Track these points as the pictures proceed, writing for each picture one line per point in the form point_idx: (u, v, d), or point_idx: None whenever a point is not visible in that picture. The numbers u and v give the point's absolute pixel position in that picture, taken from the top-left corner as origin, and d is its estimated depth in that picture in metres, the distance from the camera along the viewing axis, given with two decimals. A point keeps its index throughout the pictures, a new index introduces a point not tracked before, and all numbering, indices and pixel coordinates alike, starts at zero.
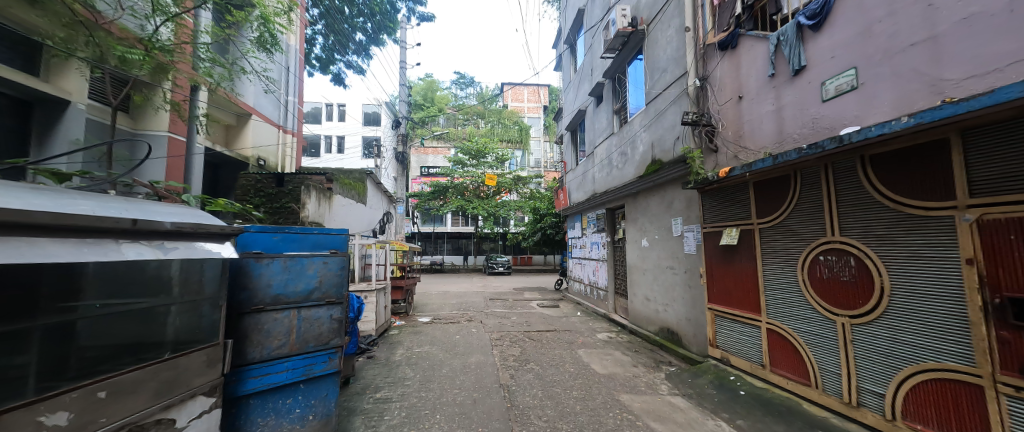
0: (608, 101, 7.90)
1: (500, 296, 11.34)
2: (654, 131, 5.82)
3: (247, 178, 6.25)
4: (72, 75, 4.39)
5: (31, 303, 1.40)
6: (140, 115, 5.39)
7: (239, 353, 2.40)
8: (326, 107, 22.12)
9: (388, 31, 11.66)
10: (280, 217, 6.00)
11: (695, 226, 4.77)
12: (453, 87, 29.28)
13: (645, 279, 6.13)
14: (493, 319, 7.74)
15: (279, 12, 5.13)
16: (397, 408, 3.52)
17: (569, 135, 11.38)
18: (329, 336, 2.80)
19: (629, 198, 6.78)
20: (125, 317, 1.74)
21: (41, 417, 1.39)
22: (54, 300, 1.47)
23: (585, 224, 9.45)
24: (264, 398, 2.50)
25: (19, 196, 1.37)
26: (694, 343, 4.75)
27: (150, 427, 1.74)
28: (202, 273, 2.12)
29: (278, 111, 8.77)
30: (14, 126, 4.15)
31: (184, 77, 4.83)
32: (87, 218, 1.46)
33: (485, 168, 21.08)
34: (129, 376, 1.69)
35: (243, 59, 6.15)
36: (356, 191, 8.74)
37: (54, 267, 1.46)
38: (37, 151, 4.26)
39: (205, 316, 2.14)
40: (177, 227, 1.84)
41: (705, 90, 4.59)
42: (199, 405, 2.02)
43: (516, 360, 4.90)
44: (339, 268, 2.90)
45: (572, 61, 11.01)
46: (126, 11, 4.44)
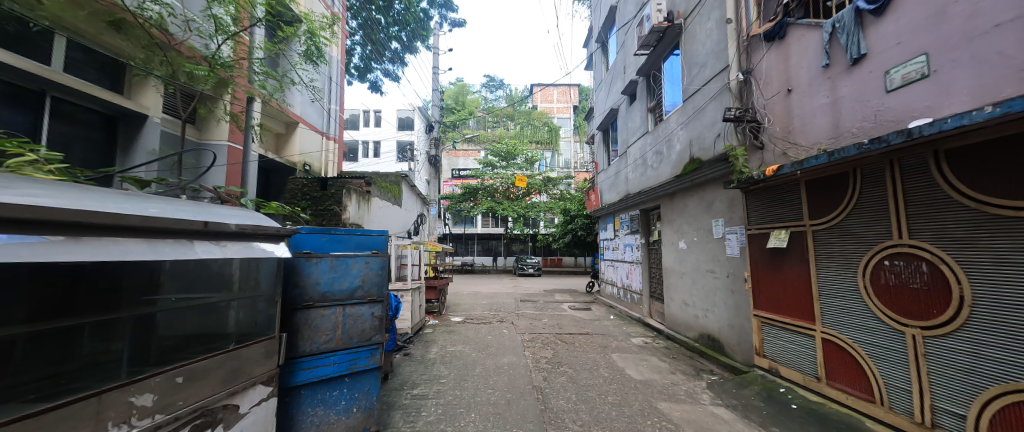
0: (642, 99, 7.68)
1: (531, 297, 11.31)
2: (692, 127, 5.59)
3: (295, 182, 6.66)
4: (149, 91, 4.91)
5: (115, 297, 1.60)
6: (204, 126, 5.93)
7: (291, 346, 2.57)
8: (363, 114, 23.19)
9: (421, 38, 12.01)
10: (324, 219, 6.36)
11: (739, 228, 4.53)
12: (483, 90, 29.74)
13: (683, 283, 5.89)
14: (524, 320, 7.74)
15: (324, 26, 5.46)
16: (433, 405, 3.62)
17: (601, 134, 11.18)
18: (371, 332, 2.94)
19: (665, 198, 6.55)
20: (191, 310, 1.93)
21: (132, 398, 1.55)
22: (134, 294, 1.66)
23: (618, 225, 9.25)
24: (313, 389, 2.66)
25: (113, 202, 1.56)
26: (738, 351, 4.49)
27: (218, 412, 1.91)
28: (258, 271, 2.30)
29: (322, 119, 9.31)
30: (103, 138, 4.68)
31: (242, 90, 5.25)
32: (167, 221, 1.62)
33: (515, 169, 21.15)
34: (202, 364, 1.86)
35: (292, 71, 6.59)
36: (392, 194, 9.08)
37: (134, 266, 1.65)
38: (121, 161, 4.78)
39: (261, 311, 2.31)
40: (240, 229, 2.00)
41: (749, 84, 4.35)
42: (258, 393, 2.19)
43: (548, 363, 4.87)
44: (379, 268, 3.04)
45: (604, 60, 10.81)
46: (194, 32, 4.90)
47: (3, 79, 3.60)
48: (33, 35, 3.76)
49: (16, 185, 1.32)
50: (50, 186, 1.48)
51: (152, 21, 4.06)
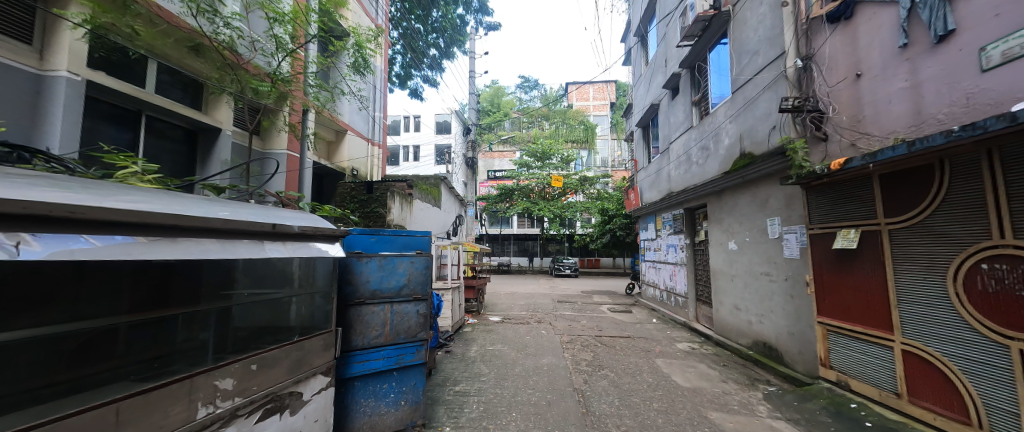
0: (685, 93, 7.32)
1: (568, 299, 11.18)
2: (743, 120, 5.24)
3: (344, 186, 7.08)
4: (223, 106, 5.46)
5: (199, 291, 1.81)
6: (267, 136, 6.50)
7: (346, 340, 2.74)
8: (404, 119, 24.17)
9: (458, 44, 12.31)
10: (370, 220, 6.72)
11: (798, 227, 4.18)
12: (518, 91, 29.86)
13: (733, 285, 5.54)
14: (562, 321, 7.67)
15: (370, 38, 5.76)
16: (474, 402, 3.69)
17: (640, 131, 10.81)
18: (416, 329, 3.07)
19: (713, 196, 6.20)
20: (260, 305, 2.14)
21: (217, 382, 1.72)
22: (214, 290, 1.88)
23: (659, 225, 8.90)
24: (365, 381, 2.82)
25: (199, 207, 1.76)
26: (800, 361, 4.14)
27: (285, 397, 2.09)
28: (316, 269, 2.48)
29: (367, 126, 9.85)
30: (186, 151, 5.26)
31: (299, 102, 5.65)
32: (243, 224, 1.80)
33: (551, 169, 21.02)
34: (272, 353, 2.04)
35: (342, 83, 7.00)
36: (432, 196, 9.40)
37: (213, 265, 1.86)
38: (200, 170, 5.35)
39: (318, 306, 2.48)
40: (302, 230, 2.17)
41: (809, 71, 4.01)
42: (318, 383, 2.36)
43: (589, 366, 4.79)
44: (423, 267, 3.18)
45: (644, 55, 10.43)
46: (259, 52, 5.35)
47: (109, 101, 4.18)
48: (129, 62, 4.33)
49: (124, 193, 1.52)
50: (150, 194, 1.70)
51: (224, 43, 4.46)
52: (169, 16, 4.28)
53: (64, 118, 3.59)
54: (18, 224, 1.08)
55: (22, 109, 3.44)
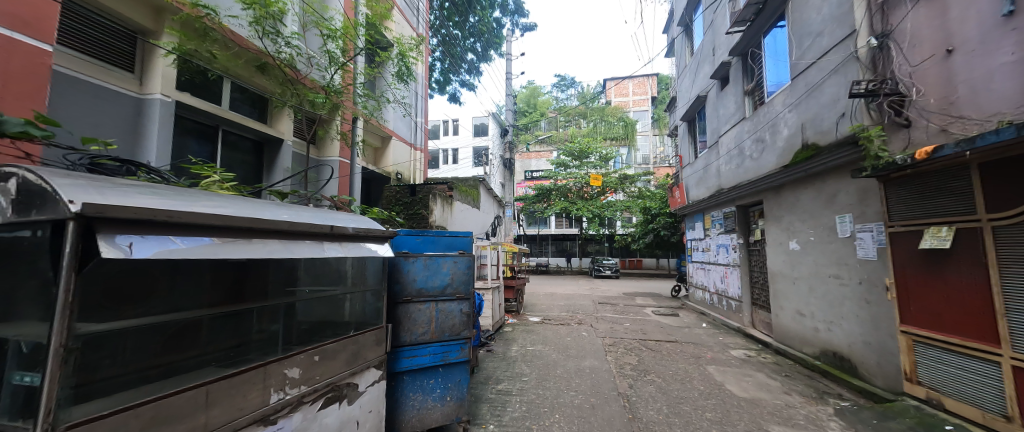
0: (737, 82, 6.86)
1: (609, 300, 10.88)
2: (805, 108, 4.81)
3: (389, 190, 7.42)
4: (284, 118, 5.95)
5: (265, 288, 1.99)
6: (322, 145, 7.00)
7: (395, 336, 2.87)
8: (443, 124, 24.90)
9: (495, 47, 12.46)
10: (414, 222, 7.00)
11: (874, 225, 3.76)
12: (555, 90, 29.62)
13: (795, 289, 5.10)
14: (604, 324, 7.49)
15: (412, 47, 5.98)
16: (517, 402, 3.71)
17: (684, 125, 10.27)
18: (460, 327, 3.14)
19: (771, 192, 5.74)
20: (317, 301, 2.31)
21: (286, 370, 1.87)
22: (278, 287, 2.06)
23: (708, 224, 8.40)
24: (413, 376, 2.93)
25: (268, 210, 1.92)
26: (879, 375, 3.72)
27: (343, 388, 2.22)
28: (367, 269, 2.63)
29: (410, 132, 10.27)
30: (255, 161, 5.81)
31: (349, 112, 5.98)
32: (306, 226, 1.95)
33: (589, 168, 20.60)
34: (331, 345, 2.18)
35: (387, 91, 7.34)
36: (471, 197, 9.59)
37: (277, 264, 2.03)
38: (267, 178, 5.87)
39: (369, 303, 2.63)
40: (355, 231, 2.30)
41: (885, 49, 3.59)
42: (372, 375, 2.50)
43: (633, 370, 4.63)
44: (466, 267, 3.25)
45: (688, 45, 9.93)
46: (314, 67, 5.75)
47: (193, 118, 4.73)
48: (208, 83, 4.85)
49: (208, 200, 1.70)
50: (228, 199, 1.89)
51: (284, 61, 4.89)
52: (241, 40, 4.75)
53: (159, 134, 4.11)
54: (130, 227, 1.23)
55: (126, 128, 3.98)
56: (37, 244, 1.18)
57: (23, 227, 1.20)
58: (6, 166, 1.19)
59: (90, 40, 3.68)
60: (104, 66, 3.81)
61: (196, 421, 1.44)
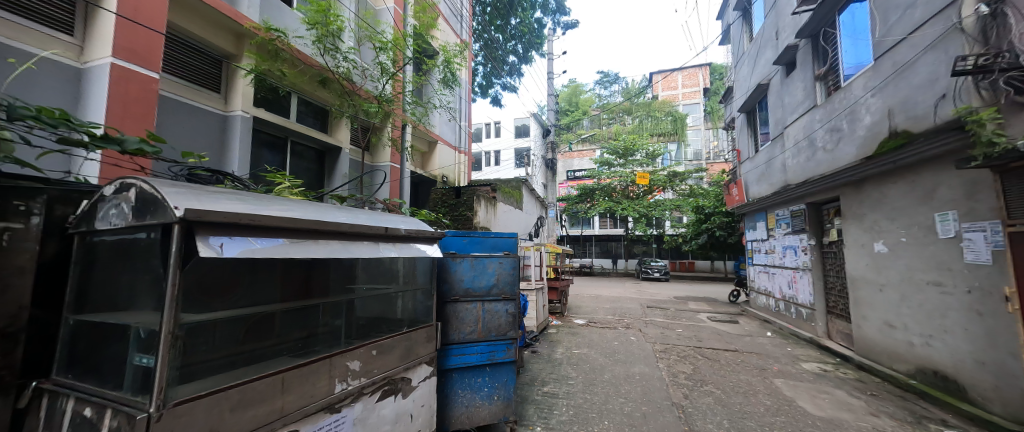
0: (806, 67, 6.23)
1: (658, 304, 10.39)
2: (891, 92, 4.26)
3: (436, 192, 7.65)
4: (342, 128, 6.38)
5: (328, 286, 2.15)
6: (375, 151, 7.42)
7: (444, 334, 2.96)
8: (485, 126, 25.33)
9: (536, 47, 12.46)
10: (459, 223, 7.19)
11: (986, 224, 3.23)
12: (598, 87, 28.87)
13: (882, 296, 4.51)
14: (654, 329, 7.16)
15: (457, 53, 6.11)
16: (564, 405, 3.66)
17: (743, 117, 9.52)
18: (506, 328, 3.17)
19: (849, 187, 5.14)
20: (373, 299, 2.45)
21: (349, 363, 2.00)
22: (339, 285, 2.21)
23: (772, 223, 7.71)
24: (462, 374, 3.00)
25: (331, 213, 2.07)
26: (996, 400, 3.17)
27: (398, 381, 2.34)
28: (416, 268, 2.74)
29: (455, 135, 10.56)
30: (318, 168, 6.31)
31: (399, 119, 6.23)
32: (365, 228, 2.07)
33: (635, 166, 19.84)
34: (387, 341, 2.30)
35: (434, 97, 7.58)
36: (514, 198, 9.65)
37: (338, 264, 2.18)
38: (327, 184, 6.34)
39: (420, 302, 2.76)
40: (408, 232, 2.41)
41: (1000, 17, 3.06)
42: (424, 371, 2.60)
43: (688, 379, 4.37)
44: (511, 268, 3.28)
45: (747, 30, 9.20)
46: (368, 78, 6.08)
47: (266, 131, 5.25)
48: (279, 98, 5.35)
49: (281, 205, 1.87)
50: (297, 204, 2.06)
51: (342, 74, 5.15)
52: (305, 58, 5.15)
53: (240, 145, 4.59)
54: (221, 230, 1.38)
55: (215, 142, 4.52)
56: (151, 243, 1.38)
57: (140, 229, 1.40)
58: (127, 177, 1.40)
59: (183, 66, 4.23)
60: (195, 87, 4.35)
61: (275, 405, 1.58)
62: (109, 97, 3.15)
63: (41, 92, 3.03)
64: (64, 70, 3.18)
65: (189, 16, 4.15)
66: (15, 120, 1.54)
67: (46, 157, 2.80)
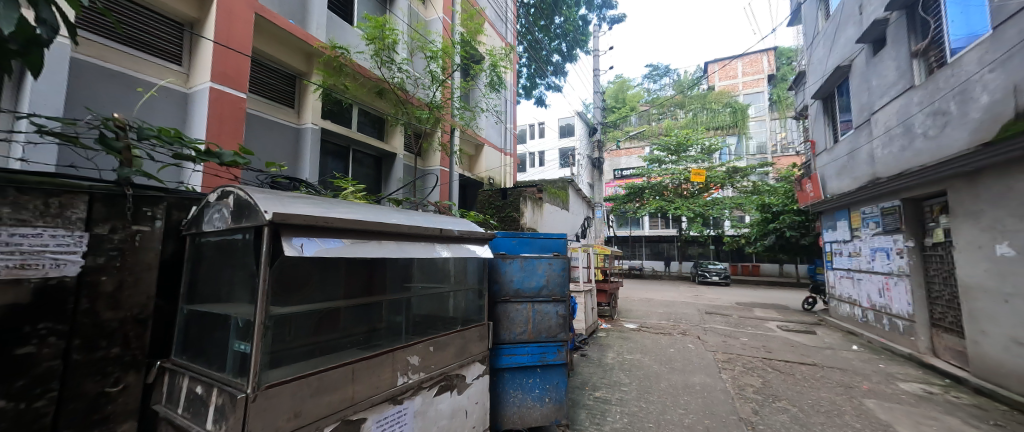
0: (900, 43, 5.46)
1: (718, 310, 9.68)
2: (1017, 65, 3.60)
3: (483, 194, 7.80)
4: (396, 134, 6.75)
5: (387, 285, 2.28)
6: (426, 156, 7.74)
7: (495, 333, 3.01)
8: (530, 128, 25.41)
9: (581, 45, 12.27)
10: (507, 224, 7.28)
11: None
12: (647, 81, 27.62)
13: (1007, 309, 3.80)
14: (714, 336, 6.68)
15: (503, 56, 6.17)
16: (618, 412, 3.54)
17: (817, 104, 8.56)
18: (556, 329, 3.14)
19: (959, 179, 4.41)
20: (427, 297, 2.56)
21: (409, 358, 2.10)
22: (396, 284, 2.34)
23: (857, 222, 6.83)
24: (513, 374, 3.02)
25: (390, 215, 2.19)
26: None
27: (453, 378, 2.41)
28: (467, 268, 2.81)
29: (501, 138, 10.70)
30: (376, 174, 6.72)
31: (448, 124, 6.41)
32: (422, 229, 2.17)
33: (689, 162, 18.72)
34: (444, 337, 2.38)
35: (481, 101, 7.73)
36: (560, 199, 9.56)
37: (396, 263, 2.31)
38: (384, 188, 6.74)
39: (471, 301, 2.83)
40: (460, 233, 2.48)
41: None
42: (477, 369, 2.66)
43: (757, 393, 4.01)
44: (561, 269, 3.25)
45: (822, 7, 8.27)
46: (419, 86, 6.34)
47: (331, 141, 5.70)
48: (342, 110, 5.80)
49: (348, 208, 2.02)
50: (360, 207, 2.21)
51: (397, 84, 5.44)
52: (364, 71, 5.52)
53: (309, 154, 5.03)
54: (300, 231, 1.53)
55: (289, 152, 5.00)
56: (246, 244, 1.57)
57: (237, 231, 1.59)
58: (227, 186, 1.59)
59: (264, 86, 4.75)
60: (273, 104, 4.86)
61: (346, 394, 1.70)
62: (207, 116, 3.64)
63: (158, 115, 3.59)
64: (174, 95, 3.72)
65: (268, 41, 4.66)
66: (143, 140, 1.83)
67: (164, 170, 3.30)
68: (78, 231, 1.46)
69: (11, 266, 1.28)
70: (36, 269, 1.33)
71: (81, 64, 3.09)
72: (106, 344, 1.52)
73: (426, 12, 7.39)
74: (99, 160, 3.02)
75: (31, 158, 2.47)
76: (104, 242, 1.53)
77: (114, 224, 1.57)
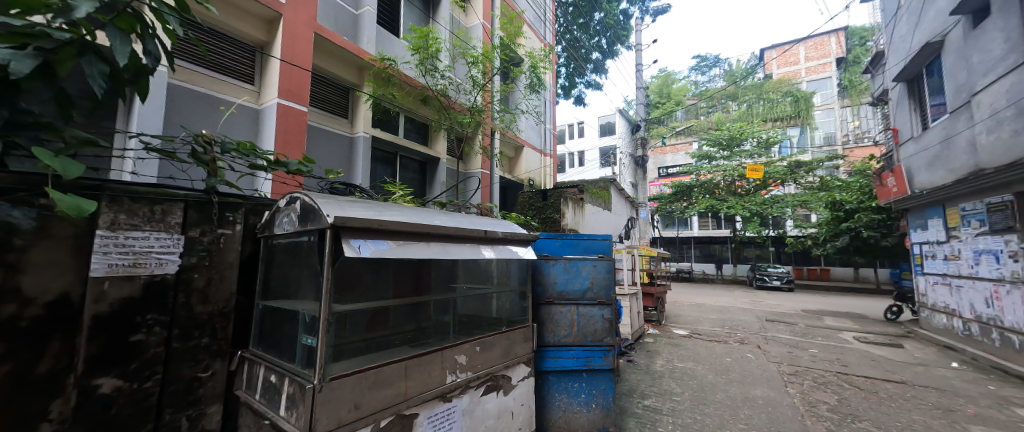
0: (1011, 11, 4.68)
1: (780, 318, 8.89)
2: None
3: (524, 196, 7.81)
4: (439, 139, 6.95)
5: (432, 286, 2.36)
6: (467, 159, 7.89)
7: (539, 335, 3.00)
8: (569, 128, 25.10)
9: (621, 40, 11.92)
10: (548, 225, 7.23)
11: None
12: (694, 73, 26.15)
13: None
14: (777, 346, 6.13)
15: (543, 57, 6.12)
16: (670, 423, 3.37)
17: (900, 87, 7.58)
18: (602, 334, 3.04)
19: None
20: (471, 298, 2.61)
21: (457, 357, 2.14)
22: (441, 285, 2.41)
23: (956, 221, 5.93)
24: (558, 377, 2.99)
25: (437, 217, 2.25)
26: None
27: (498, 378, 2.42)
28: (510, 270, 2.83)
29: (540, 139, 10.67)
30: (421, 178, 6.98)
31: (489, 127, 6.47)
32: (467, 231, 2.21)
33: (744, 157, 17.41)
34: (489, 338, 2.40)
35: (521, 103, 7.73)
36: (602, 199, 9.34)
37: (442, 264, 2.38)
38: (429, 192, 6.98)
39: (515, 303, 2.84)
40: (504, 235, 2.49)
41: None
42: (522, 371, 2.66)
43: (832, 412, 3.62)
44: (606, 271, 3.16)
45: None
46: (461, 91, 6.47)
47: (380, 148, 6.01)
48: (390, 118, 6.10)
49: (398, 211, 2.11)
50: (409, 210, 2.30)
51: (440, 91, 5.60)
52: (409, 80, 5.75)
53: (361, 161, 5.34)
54: (358, 233, 1.62)
55: (344, 160, 5.34)
56: (310, 245, 1.70)
57: (303, 233, 1.73)
58: (294, 192, 1.73)
59: (321, 100, 5.13)
60: (330, 116, 5.23)
61: (399, 388, 1.78)
62: (274, 129, 4.00)
63: (236, 131, 4.01)
64: (248, 111, 4.13)
65: (325, 57, 5.03)
66: (225, 153, 2.05)
67: (241, 179, 3.69)
68: (177, 234, 1.67)
69: (126, 264, 1.51)
70: (145, 267, 1.55)
71: (176, 89, 3.54)
72: (198, 334, 1.72)
73: (467, 19, 7.57)
74: (191, 171, 3.44)
75: (138, 171, 2.87)
76: (196, 244, 1.73)
77: (204, 227, 1.77)
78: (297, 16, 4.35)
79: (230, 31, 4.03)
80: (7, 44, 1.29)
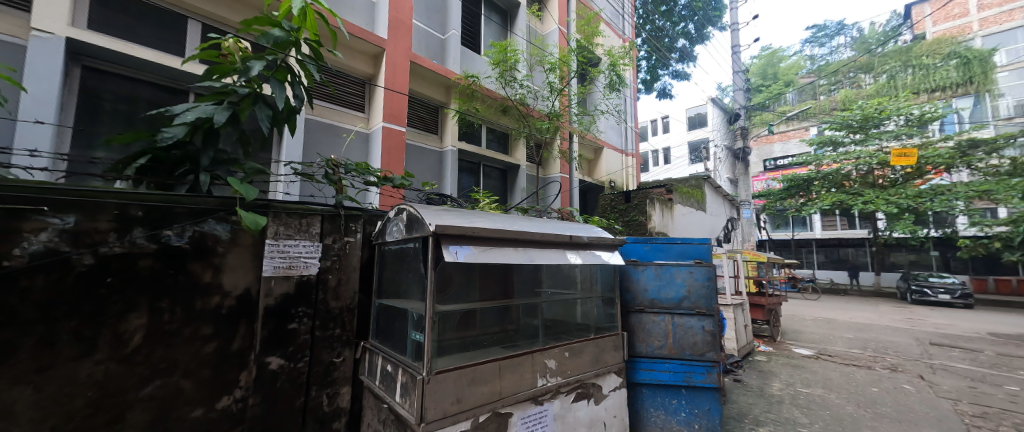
0: None
1: (951, 342, 6.94)
2: None
3: (605, 198, 7.54)
4: (520, 147, 7.14)
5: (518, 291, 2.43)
6: (546, 164, 7.93)
7: (630, 345, 2.87)
8: (652, 124, 23.55)
9: (712, 22, 10.80)
10: (633, 228, 6.86)
11: None
12: (807, 48, 22.36)
13: None
14: (948, 378, 4.81)
15: (623, 53, 5.82)
16: None
17: None
18: (704, 348, 2.74)
19: None
20: (557, 304, 2.61)
21: (547, 361, 2.16)
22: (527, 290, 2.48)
23: None
24: (653, 391, 2.82)
25: (522, 223, 2.31)
26: None
27: (588, 387, 2.37)
28: (595, 276, 2.78)
29: (622, 139, 10.21)
30: (502, 185, 7.23)
31: (568, 131, 6.35)
32: (552, 236, 2.23)
33: (885, 140, 14.15)
34: (578, 344, 2.37)
35: (601, 103, 7.47)
36: (695, 199, 8.52)
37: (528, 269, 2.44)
38: (510, 198, 7.19)
39: (601, 309, 2.76)
40: (590, 240, 2.44)
41: None
42: (613, 381, 2.56)
43: None
44: (705, 278, 2.83)
45: None
46: (539, 98, 6.49)
47: (465, 159, 6.43)
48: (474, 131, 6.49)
49: (486, 218, 2.23)
50: (495, 216, 2.41)
51: (519, 100, 5.67)
52: (491, 92, 6.01)
53: (449, 173, 5.76)
54: (455, 240, 1.75)
55: (435, 173, 5.83)
56: (415, 251, 1.90)
57: (409, 240, 1.94)
58: (401, 204, 1.97)
59: (416, 120, 5.71)
60: (423, 133, 5.78)
61: (495, 386, 1.87)
62: (381, 149, 4.59)
63: (353, 153, 4.69)
64: (362, 135, 4.80)
65: (419, 81, 5.60)
66: (347, 172, 2.41)
67: (357, 194, 4.29)
68: (316, 242, 2.01)
69: (284, 266, 1.87)
70: (296, 269, 1.91)
71: (310, 122, 4.30)
72: (332, 326, 2.04)
73: (543, 26, 7.69)
74: (323, 189, 4.13)
75: (287, 191, 3.56)
76: (329, 249, 2.07)
77: (334, 236, 2.10)
78: (397, 48, 4.93)
79: (347, 69, 4.77)
80: (212, 101, 1.75)
